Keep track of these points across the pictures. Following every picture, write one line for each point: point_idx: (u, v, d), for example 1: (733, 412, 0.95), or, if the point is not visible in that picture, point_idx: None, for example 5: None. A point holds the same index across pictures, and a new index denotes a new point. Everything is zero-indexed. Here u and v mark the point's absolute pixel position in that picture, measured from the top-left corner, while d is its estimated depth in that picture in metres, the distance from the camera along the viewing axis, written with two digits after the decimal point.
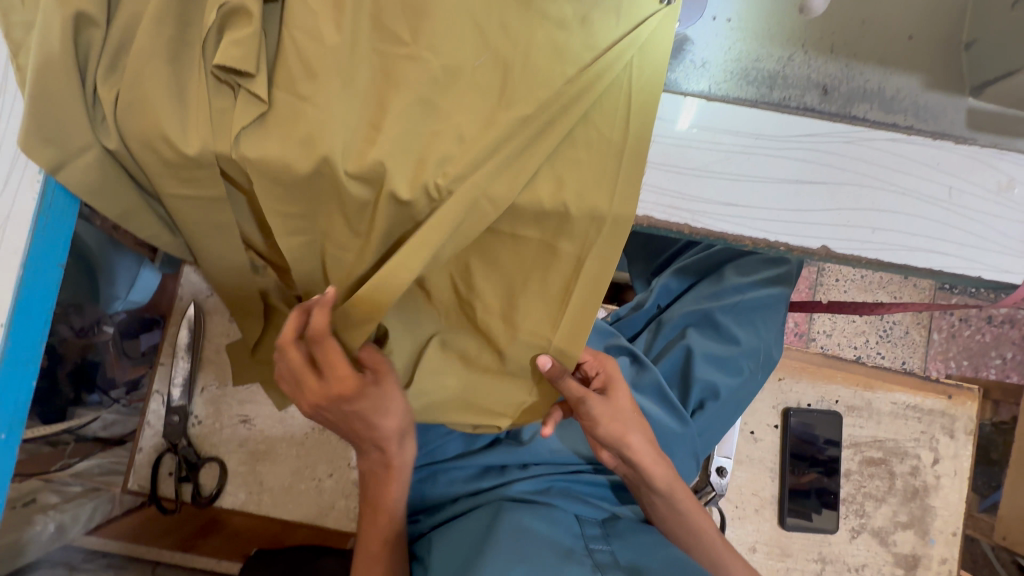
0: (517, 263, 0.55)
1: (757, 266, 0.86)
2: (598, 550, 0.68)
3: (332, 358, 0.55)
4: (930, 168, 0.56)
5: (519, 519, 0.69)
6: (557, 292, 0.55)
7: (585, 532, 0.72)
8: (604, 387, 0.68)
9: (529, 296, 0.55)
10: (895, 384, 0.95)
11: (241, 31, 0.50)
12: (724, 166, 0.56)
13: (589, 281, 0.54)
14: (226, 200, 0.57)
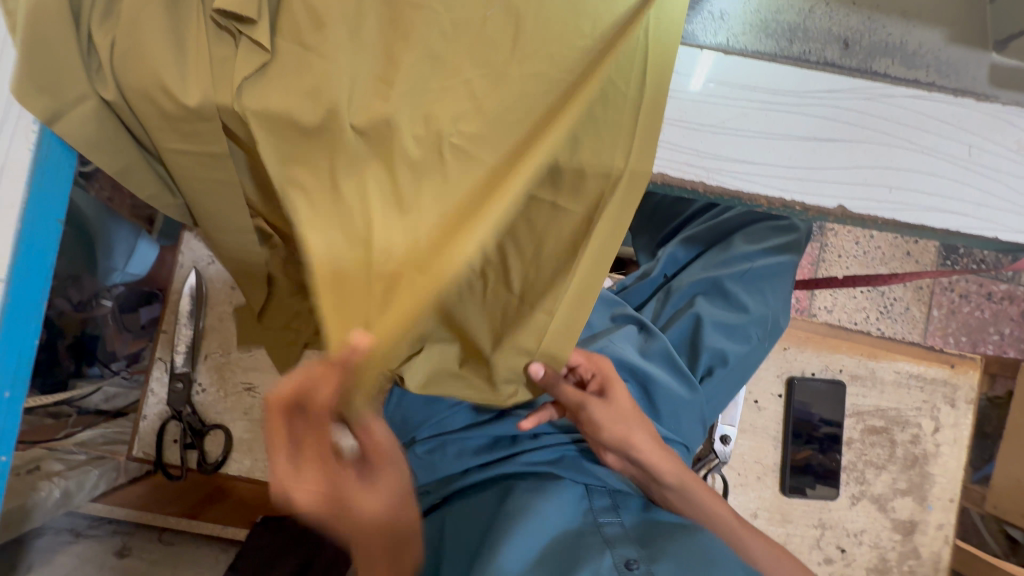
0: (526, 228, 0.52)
1: (766, 234, 0.86)
2: (609, 525, 0.66)
3: (307, 454, 0.41)
4: (952, 125, 0.55)
5: (527, 501, 0.68)
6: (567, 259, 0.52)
7: (594, 505, 0.71)
8: (601, 387, 0.71)
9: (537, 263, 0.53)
10: (899, 354, 0.96)
11: None
12: (741, 122, 0.54)
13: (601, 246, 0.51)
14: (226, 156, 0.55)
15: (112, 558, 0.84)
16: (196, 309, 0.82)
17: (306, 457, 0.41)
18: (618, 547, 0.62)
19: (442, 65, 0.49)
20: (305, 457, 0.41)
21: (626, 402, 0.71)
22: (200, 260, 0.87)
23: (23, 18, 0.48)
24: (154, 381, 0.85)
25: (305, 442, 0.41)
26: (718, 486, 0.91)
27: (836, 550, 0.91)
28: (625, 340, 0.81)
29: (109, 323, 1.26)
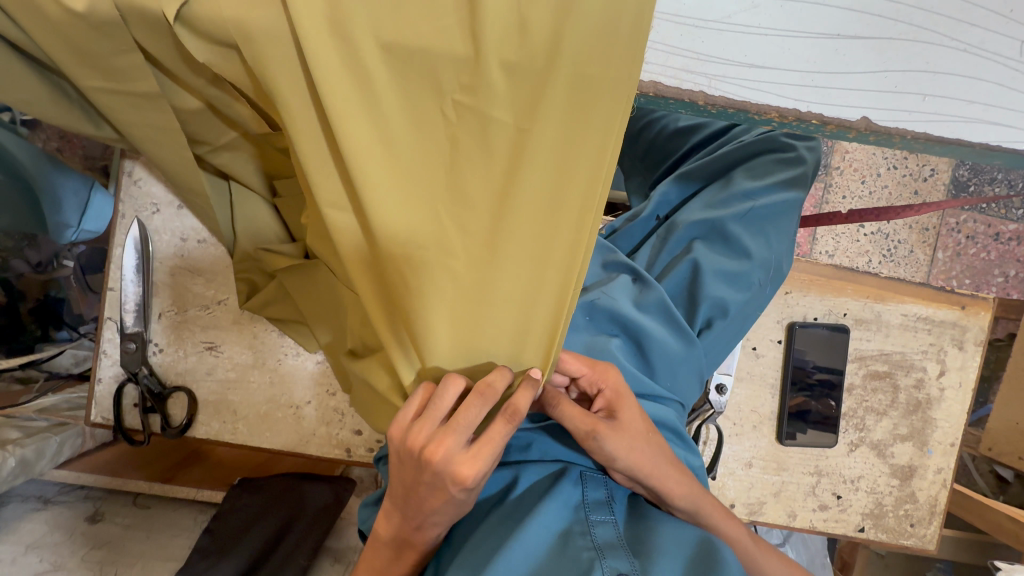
0: (496, 231, 0.42)
1: (771, 167, 0.77)
2: (600, 525, 0.54)
3: (495, 447, 0.45)
4: (1001, 18, 0.46)
5: (492, 529, 0.54)
6: (549, 273, 0.43)
7: (585, 497, 0.57)
8: (607, 407, 0.59)
9: (509, 270, 0.43)
10: (908, 296, 0.89)
11: None
12: (751, 17, 0.45)
13: (573, 251, 0.42)
14: (151, 89, 0.48)
15: (83, 524, 0.82)
16: (142, 264, 0.75)
17: (488, 446, 0.45)
18: (609, 558, 0.49)
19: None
20: (493, 446, 0.45)
21: (638, 426, 0.58)
22: (142, 209, 0.77)
23: None
24: (106, 342, 0.79)
25: (493, 435, 0.46)
26: (713, 436, 0.87)
27: (832, 496, 0.89)
28: (619, 289, 0.72)
29: (72, 284, 1.16)
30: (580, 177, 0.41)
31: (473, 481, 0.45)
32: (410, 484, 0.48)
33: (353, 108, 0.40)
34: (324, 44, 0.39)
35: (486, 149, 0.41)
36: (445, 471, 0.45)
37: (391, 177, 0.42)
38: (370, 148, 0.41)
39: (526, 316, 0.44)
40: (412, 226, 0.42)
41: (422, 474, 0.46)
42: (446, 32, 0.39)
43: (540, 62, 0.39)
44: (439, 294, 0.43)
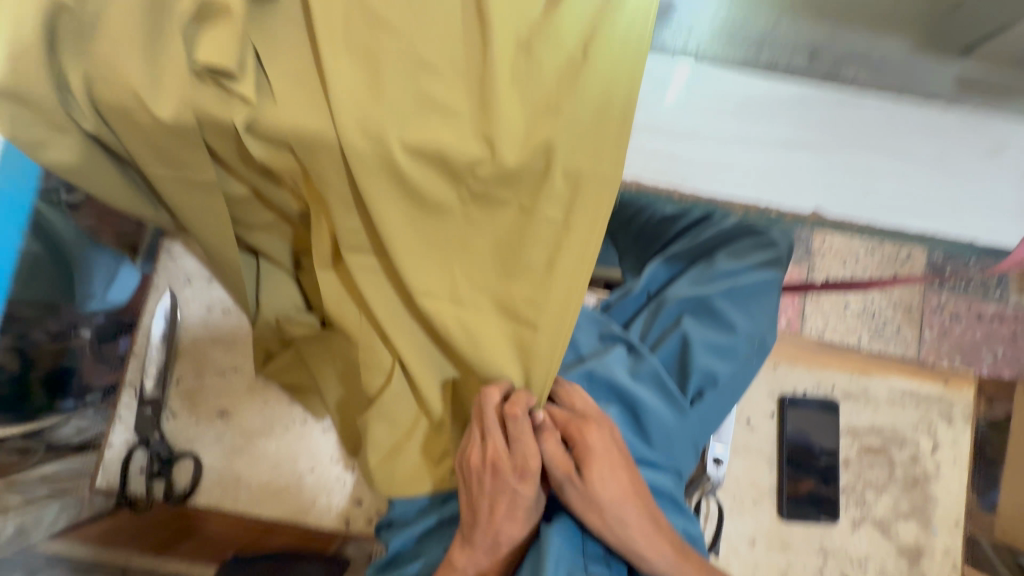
0: (498, 283, 0.53)
1: (750, 250, 0.85)
2: None
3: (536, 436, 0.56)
4: (921, 132, 0.55)
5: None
6: (544, 325, 0.52)
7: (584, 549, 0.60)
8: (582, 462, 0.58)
9: (509, 315, 0.53)
10: (892, 370, 0.94)
11: (219, 28, 0.47)
12: (713, 127, 0.55)
13: (564, 307, 0.51)
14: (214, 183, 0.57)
15: None
16: (168, 331, 0.80)
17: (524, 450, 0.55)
18: None
19: (430, 115, 0.49)
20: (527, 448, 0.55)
21: (607, 489, 0.57)
22: (177, 279, 0.85)
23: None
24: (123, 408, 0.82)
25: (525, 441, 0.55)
26: (713, 514, 0.87)
27: None
28: (616, 359, 0.76)
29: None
30: (569, 251, 0.50)
31: (536, 466, 0.56)
32: (481, 497, 0.57)
33: (389, 197, 0.51)
34: (365, 151, 0.49)
35: (498, 227, 0.52)
36: (509, 467, 0.56)
37: (421, 249, 0.53)
38: (400, 225, 0.52)
39: (522, 356, 0.54)
40: (437, 283, 0.54)
41: (491, 478, 0.57)
42: (466, 142, 0.48)
43: (539, 163, 0.49)
44: (457, 338, 0.54)
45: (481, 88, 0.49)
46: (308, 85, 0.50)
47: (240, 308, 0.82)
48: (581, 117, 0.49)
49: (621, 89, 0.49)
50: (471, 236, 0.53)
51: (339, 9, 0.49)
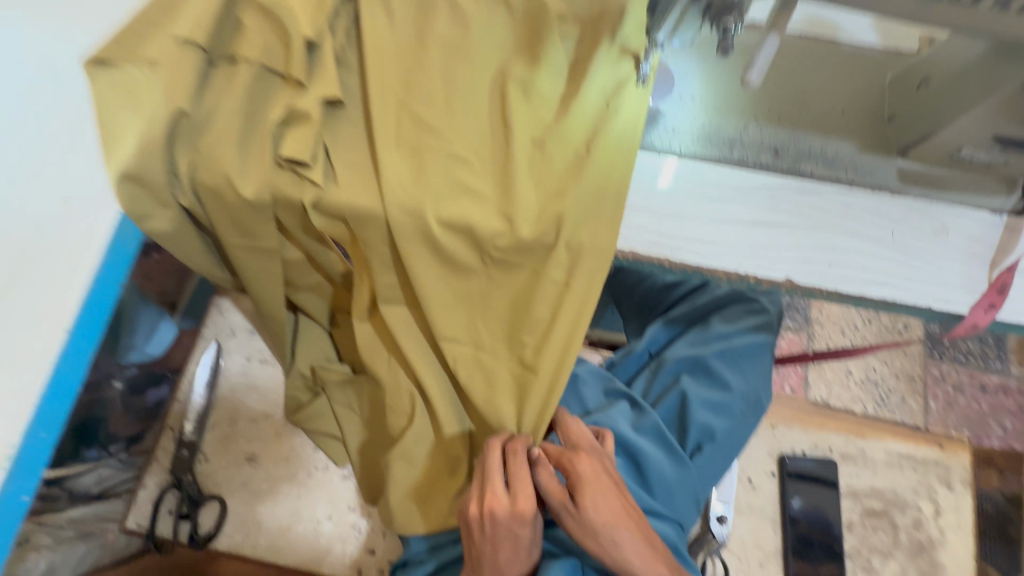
0: (510, 331, 0.63)
1: (741, 314, 0.93)
2: None
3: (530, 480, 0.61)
4: (872, 215, 0.66)
5: None
6: (547, 369, 0.61)
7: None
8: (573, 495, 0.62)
9: (518, 360, 0.63)
10: (886, 433, 0.98)
11: (301, 129, 0.60)
12: (696, 209, 0.66)
13: (562, 352, 0.61)
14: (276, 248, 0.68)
15: None
16: (211, 378, 0.90)
17: (523, 491, 0.60)
18: None
19: (460, 196, 0.60)
20: (525, 489, 0.60)
21: (600, 513, 0.61)
22: (222, 332, 0.95)
23: (128, 150, 0.58)
24: (160, 450, 0.88)
25: (523, 481, 0.60)
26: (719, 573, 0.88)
27: None
28: (620, 413, 0.82)
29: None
30: (568, 308, 0.60)
31: (530, 510, 0.59)
32: (484, 543, 0.61)
33: (422, 260, 0.61)
34: (406, 223, 0.59)
35: (510, 286, 0.62)
36: (504, 513, 0.59)
37: (446, 302, 0.63)
38: (429, 284, 0.61)
39: (525, 396, 0.62)
40: (462, 330, 0.64)
41: (490, 525, 0.60)
42: (490, 217, 0.59)
43: (550, 235, 0.59)
44: (479, 378, 0.64)
45: (502, 173, 0.61)
46: (363, 171, 0.62)
47: (276, 360, 0.90)
48: (584, 198, 0.59)
49: (616, 179, 0.61)
50: (490, 294, 0.63)
51: (392, 113, 0.63)
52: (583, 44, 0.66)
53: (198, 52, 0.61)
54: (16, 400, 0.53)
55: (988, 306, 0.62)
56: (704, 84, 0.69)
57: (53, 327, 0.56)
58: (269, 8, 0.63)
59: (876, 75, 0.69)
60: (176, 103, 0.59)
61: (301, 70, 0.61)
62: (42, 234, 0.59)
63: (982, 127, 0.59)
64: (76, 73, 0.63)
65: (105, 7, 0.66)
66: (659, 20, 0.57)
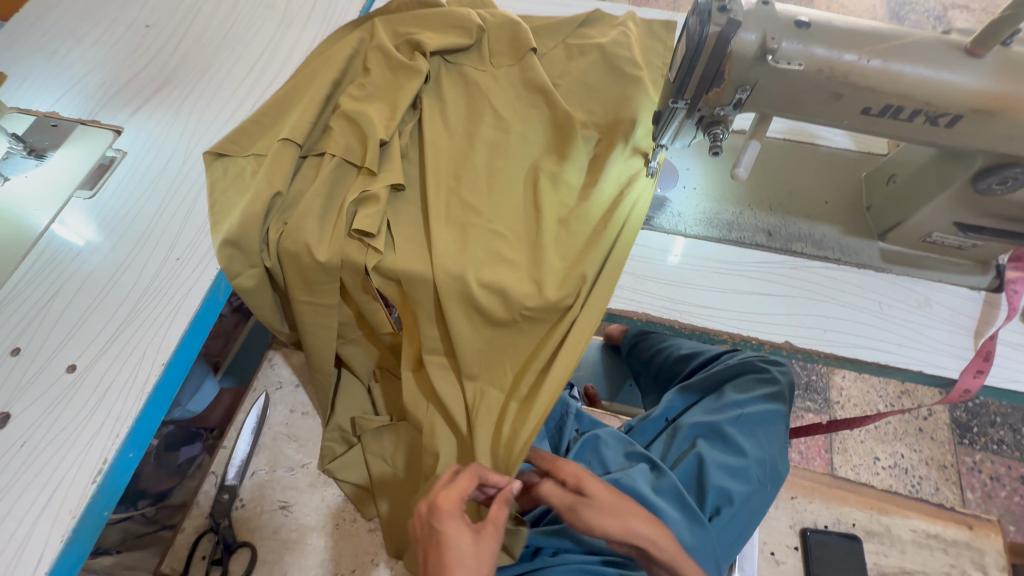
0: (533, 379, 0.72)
1: (754, 383, 0.97)
2: None
3: (461, 483, 0.62)
4: (861, 288, 0.74)
5: None
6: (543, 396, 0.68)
7: None
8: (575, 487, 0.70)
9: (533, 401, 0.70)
10: (911, 510, 0.97)
11: (370, 208, 0.73)
12: (703, 280, 0.75)
13: (556, 380, 0.68)
14: (337, 306, 0.79)
15: None
16: (257, 426, 0.96)
17: (453, 488, 0.62)
18: None
19: (497, 265, 0.72)
20: (455, 485, 0.62)
21: (602, 492, 0.69)
22: (271, 384, 1.03)
23: (234, 221, 0.72)
24: (201, 494, 0.93)
25: (458, 482, 0.63)
26: None
27: None
28: (640, 474, 0.86)
29: (149, 459, 1.20)
30: (567, 348, 0.69)
31: (447, 503, 0.60)
32: (418, 550, 0.61)
33: (461, 316, 0.71)
34: (450, 285, 0.70)
35: (531, 338, 0.72)
36: (427, 508, 0.62)
37: (477, 349, 0.72)
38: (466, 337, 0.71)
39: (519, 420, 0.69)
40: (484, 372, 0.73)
41: (423, 528, 0.62)
42: (522, 281, 0.70)
43: (571, 297, 0.70)
44: (487, 413, 0.72)
45: (532, 245, 0.73)
46: (418, 241, 0.75)
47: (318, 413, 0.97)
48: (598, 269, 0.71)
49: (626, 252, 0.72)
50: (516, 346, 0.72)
51: (443, 196, 0.76)
52: (602, 144, 0.81)
53: (294, 147, 0.77)
54: (117, 422, 0.62)
55: (976, 372, 0.68)
56: (705, 178, 0.81)
57: (153, 362, 0.66)
58: (353, 116, 0.80)
59: (851, 172, 0.81)
60: (276, 188, 0.74)
61: (374, 161, 0.76)
62: (153, 287, 0.71)
63: (944, 217, 0.68)
64: (196, 163, 0.80)
65: (225, 114, 0.85)
66: (661, 131, 0.67)
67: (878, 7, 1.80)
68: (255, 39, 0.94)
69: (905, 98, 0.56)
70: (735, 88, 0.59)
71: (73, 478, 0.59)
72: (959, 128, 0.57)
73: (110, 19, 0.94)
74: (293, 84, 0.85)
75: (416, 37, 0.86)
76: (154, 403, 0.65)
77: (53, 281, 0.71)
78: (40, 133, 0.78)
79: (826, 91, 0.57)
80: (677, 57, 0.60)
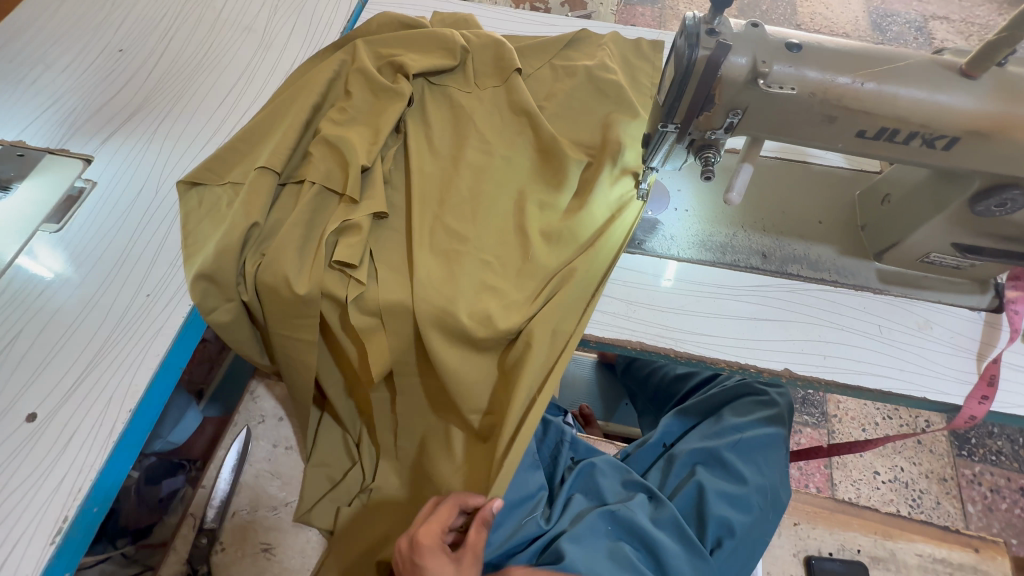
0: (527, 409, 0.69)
1: (752, 407, 0.94)
2: None
3: (440, 515, 0.61)
4: (859, 311, 0.72)
5: None
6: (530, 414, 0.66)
7: None
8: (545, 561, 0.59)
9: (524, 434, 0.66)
10: (916, 534, 0.94)
11: (352, 238, 0.71)
12: (698, 306, 0.73)
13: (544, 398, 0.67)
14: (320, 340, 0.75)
15: None
16: (238, 464, 0.93)
17: (434, 521, 0.61)
18: None
19: (482, 295, 0.69)
20: (437, 519, 0.61)
21: None
22: (253, 418, 0.98)
23: (209, 255, 0.69)
24: (179, 538, 0.89)
25: (439, 515, 0.61)
26: None
27: None
28: (636, 505, 0.82)
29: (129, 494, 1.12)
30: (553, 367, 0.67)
31: (426, 538, 0.58)
32: None
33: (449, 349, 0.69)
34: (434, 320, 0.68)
35: (509, 367, 0.69)
36: (406, 545, 0.60)
37: (464, 375, 0.70)
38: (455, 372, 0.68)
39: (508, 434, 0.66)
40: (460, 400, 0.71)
41: (402, 565, 0.60)
42: (510, 312, 0.68)
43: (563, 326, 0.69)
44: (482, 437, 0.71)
45: (521, 274, 0.71)
46: (401, 271, 0.72)
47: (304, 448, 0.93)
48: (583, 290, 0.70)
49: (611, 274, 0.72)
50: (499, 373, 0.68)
51: (427, 224, 0.74)
52: (591, 166, 0.79)
53: (272, 176, 0.74)
54: (78, 476, 0.58)
55: (981, 397, 0.66)
56: (697, 199, 0.79)
57: (120, 408, 0.62)
58: (334, 141, 0.77)
59: (845, 191, 0.80)
60: (253, 219, 0.71)
61: (355, 189, 0.73)
62: (121, 327, 0.67)
63: (942, 238, 0.67)
64: (170, 192, 0.77)
65: (200, 141, 0.82)
66: (651, 154, 0.64)
67: (860, 20, 1.82)
68: (233, 62, 0.91)
69: (899, 121, 0.54)
70: (726, 112, 0.57)
71: (29, 539, 0.55)
72: (957, 150, 0.56)
73: (81, 44, 0.91)
74: (270, 109, 0.82)
75: (397, 59, 0.84)
76: (120, 453, 0.61)
77: (15, 320, 0.67)
78: (5, 164, 0.73)
79: (821, 113, 0.55)
80: (665, 80, 0.58)
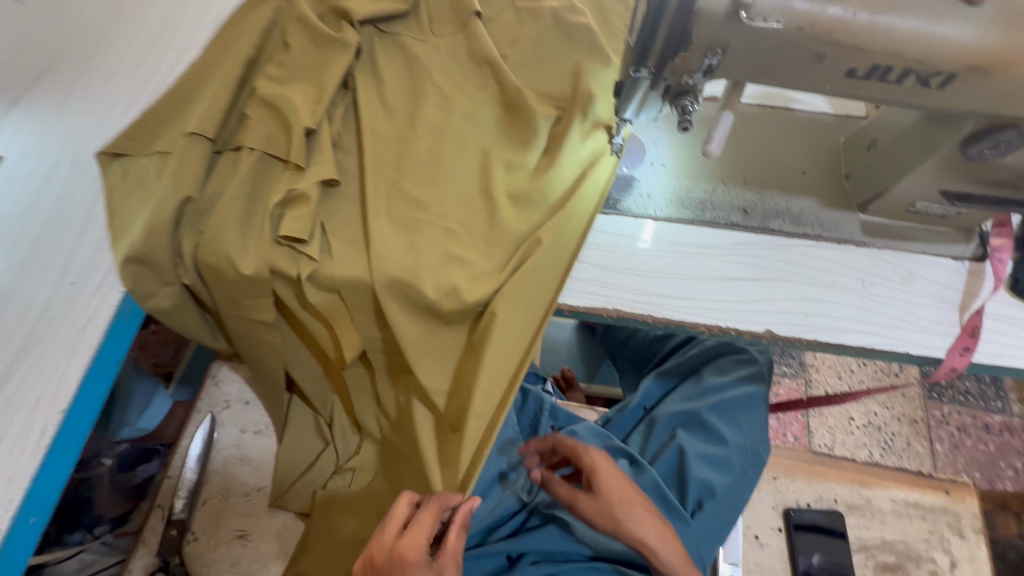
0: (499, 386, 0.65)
1: (732, 366, 0.92)
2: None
3: (423, 524, 0.58)
4: (842, 267, 0.69)
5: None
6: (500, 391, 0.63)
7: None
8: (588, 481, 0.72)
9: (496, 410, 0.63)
10: (890, 480, 0.96)
11: (299, 209, 0.64)
12: (676, 269, 0.69)
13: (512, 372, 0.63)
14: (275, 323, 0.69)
15: None
16: (205, 451, 0.89)
17: (417, 530, 0.57)
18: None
19: (446, 266, 0.64)
20: (421, 529, 0.57)
21: (613, 483, 0.70)
22: (217, 404, 0.94)
23: (138, 234, 0.62)
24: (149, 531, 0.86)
25: (422, 523, 0.58)
26: None
27: None
28: None
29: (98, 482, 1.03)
30: (522, 340, 0.64)
31: (410, 551, 0.55)
32: None
33: (413, 326, 0.64)
34: (395, 295, 0.63)
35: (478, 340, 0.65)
36: (384, 557, 0.56)
37: (431, 353, 0.66)
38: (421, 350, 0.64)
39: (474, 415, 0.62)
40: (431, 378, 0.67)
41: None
42: (477, 283, 0.63)
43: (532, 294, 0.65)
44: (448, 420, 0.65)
45: (488, 241, 0.65)
46: (357, 244, 0.66)
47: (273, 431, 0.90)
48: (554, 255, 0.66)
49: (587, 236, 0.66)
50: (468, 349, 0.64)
51: (383, 190, 0.67)
52: (561, 121, 0.72)
53: (206, 142, 0.66)
54: (8, 487, 0.54)
55: (963, 349, 0.65)
56: (674, 153, 0.74)
57: (50, 410, 0.57)
58: (273, 101, 0.69)
59: (829, 138, 0.75)
60: (186, 192, 0.63)
61: (300, 155, 0.66)
62: (45, 320, 0.61)
63: (930, 185, 0.63)
64: (91, 165, 0.68)
65: (121, 106, 0.72)
66: (624, 103, 0.59)
67: None
68: (153, 12, 0.80)
69: (895, 56, 0.49)
70: (705, 52, 0.50)
71: None
72: (952, 89, 0.51)
73: None
74: (199, 66, 0.73)
75: (340, 3, 0.75)
76: (55, 459, 0.56)
77: None
78: None
79: (809, 51, 0.50)
80: (637, 17, 0.52)
